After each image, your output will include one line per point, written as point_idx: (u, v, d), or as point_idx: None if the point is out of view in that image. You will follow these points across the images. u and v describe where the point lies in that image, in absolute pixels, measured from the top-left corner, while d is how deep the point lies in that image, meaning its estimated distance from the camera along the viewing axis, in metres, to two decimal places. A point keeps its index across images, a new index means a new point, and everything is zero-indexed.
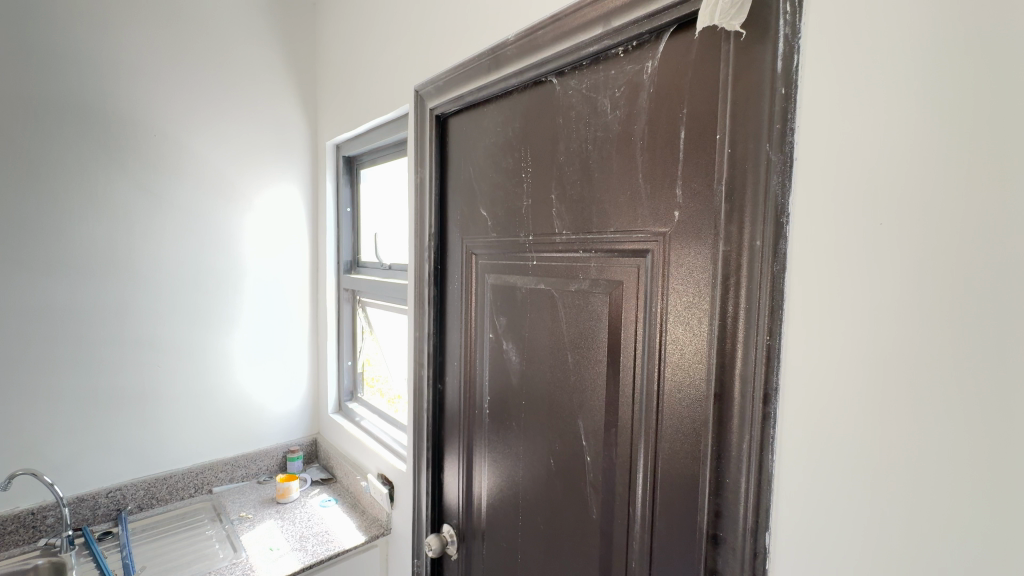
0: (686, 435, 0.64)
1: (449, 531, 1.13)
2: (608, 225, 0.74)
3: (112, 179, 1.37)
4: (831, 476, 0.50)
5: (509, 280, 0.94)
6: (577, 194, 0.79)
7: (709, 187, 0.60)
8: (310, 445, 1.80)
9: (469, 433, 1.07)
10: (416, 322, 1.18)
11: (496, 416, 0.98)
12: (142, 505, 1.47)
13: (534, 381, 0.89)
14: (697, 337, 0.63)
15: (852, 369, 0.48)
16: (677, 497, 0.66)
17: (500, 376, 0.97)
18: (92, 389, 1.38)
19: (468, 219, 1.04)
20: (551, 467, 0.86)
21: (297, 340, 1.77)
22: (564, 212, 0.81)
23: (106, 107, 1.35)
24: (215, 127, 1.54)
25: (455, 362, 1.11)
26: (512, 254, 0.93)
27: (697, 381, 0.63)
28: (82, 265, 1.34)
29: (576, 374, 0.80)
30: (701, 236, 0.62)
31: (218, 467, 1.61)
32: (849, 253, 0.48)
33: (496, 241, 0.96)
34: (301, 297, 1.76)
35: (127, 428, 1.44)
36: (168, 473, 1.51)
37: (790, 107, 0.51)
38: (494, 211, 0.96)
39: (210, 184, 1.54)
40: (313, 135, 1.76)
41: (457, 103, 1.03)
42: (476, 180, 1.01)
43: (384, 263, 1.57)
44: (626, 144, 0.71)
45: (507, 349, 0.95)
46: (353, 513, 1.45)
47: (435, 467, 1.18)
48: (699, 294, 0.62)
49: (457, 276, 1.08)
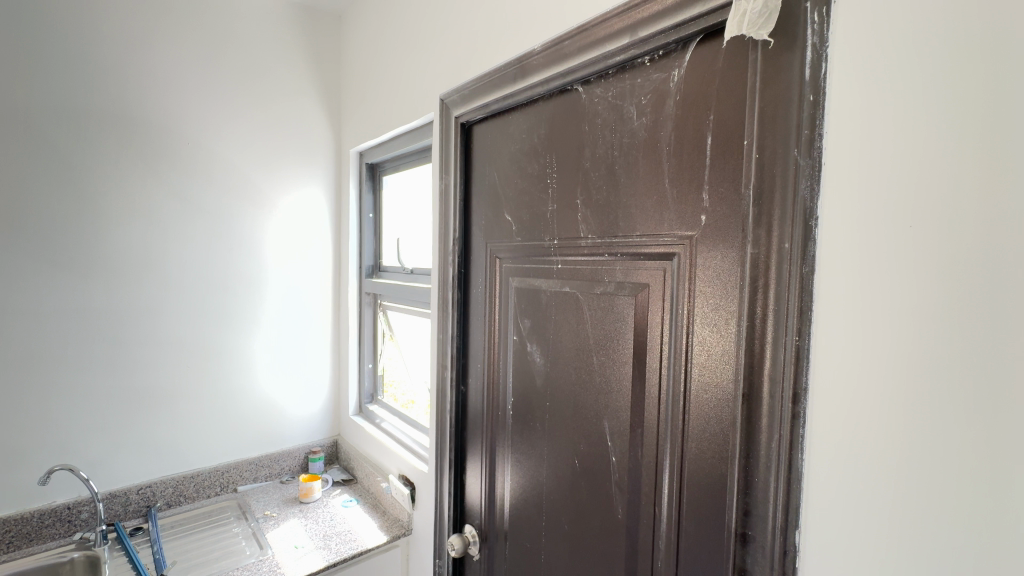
0: (714, 435, 0.65)
1: (471, 532, 1.14)
2: (634, 229, 0.76)
3: (146, 187, 1.43)
4: (858, 476, 0.50)
5: (533, 283, 0.96)
6: (603, 198, 0.80)
7: (737, 191, 0.62)
8: (331, 446, 1.83)
9: (492, 434, 1.09)
10: (439, 325, 1.20)
11: (520, 417, 1.00)
12: (171, 502, 1.51)
13: (557, 384, 0.90)
14: (723, 340, 0.64)
15: (876, 369, 0.49)
16: (705, 496, 0.66)
17: (524, 377, 0.99)
18: (124, 388, 1.43)
19: (492, 224, 1.06)
20: (575, 469, 0.87)
21: (320, 342, 1.80)
22: (589, 217, 0.83)
23: (143, 119, 1.42)
24: (243, 135, 1.59)
25: (477, 365, 1.13)
26: (536, 257, 0.95)
27: (724, 382, 0.64)
28: (119, 269, 1.40)
29: (599, 374, 0.82)
30: (728, 239, 0.63)
31: (242, 466, 1.64)
32: (876, 256, 0.49)
33: (520, 245, 0.98)
34: (324, 301, 1.80)
35: (157, 426, 1.49)
36: (195, 472, 1.55)
37: (819, 113, 0.53)
38: (518, 215, 0.98)
39: (238, 190, 1.59)
40: (336, 142, 1.80)
41: (483, 111, 1.05)
42: (500, 185, 1.03)
43: (406, 267, 1.60)
44: (652, 150, 0.72)
45: (531, 351, 0.96)
46: (374, 513, 1.47)
47: (458, 467, 1.19)
48: (731, 297, 0.63)
49: (481, 278, 1.10)
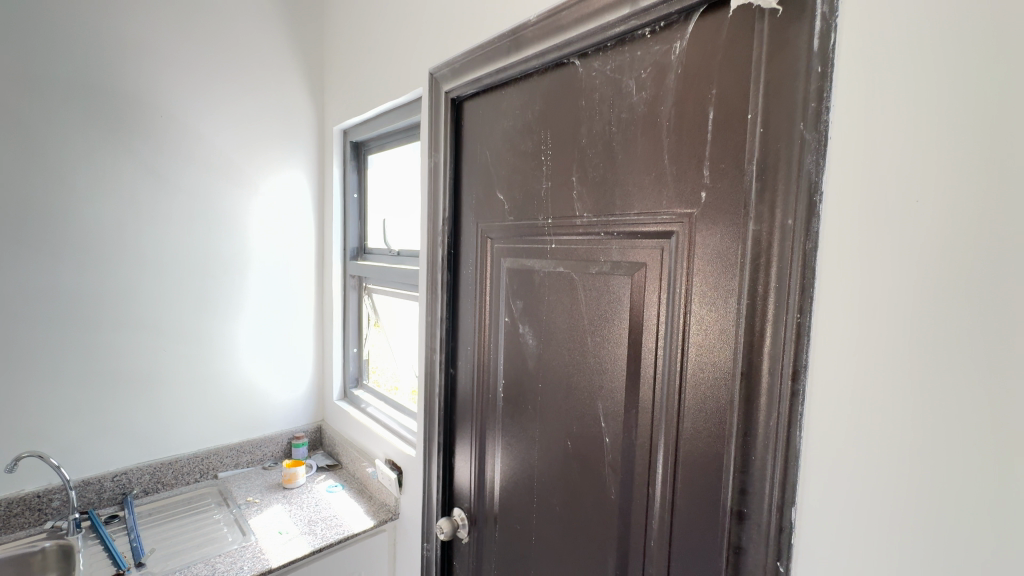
0: (710, 414, 0.65)
1: (460, 515, 1.13)
2: (632, 207, 0.74)
3: (117, 160, 1.35)
4: (857, 454, 0.50)
5: (526, 263, 0.94)
6: (599, 176, 0.78)
7: (739, 168, 0.61)
8: (315, 431, 1.79)
9: (482, 417, 1.07)
10: (428, 307, 1.17)
11: (510, 400, 0.99)
12: (148, 489, 1.45)
13: (549, 366, 0.89)
14: (721, 319, 0.63)
15: (877, 347, 0.48)
16: (700, 476, 0.66)
17: (515, 359, 0.97)
18: (97, 373, 1.37)
19: (483, 203, 1.03)
20: (568, 451, 0.86)
21: (303, 326, 1.76)
22: (585, 195, 0.81)
23: (111, 88, 1.33)
24: (221, 109, 1.52)
25: (467, 348, 1.11)
26: (530, 236, 0.92)
27: (722, 361, 0.64)
28: (89, 247, 1.33)
29: (593, 355, 0.81)
30: (729, 217, 0.62)
31: (223, 453, 1.59)
32: (881, 231, 0.48)
33: (512, 224, 0.96)
34: (307, 283, 1.75)
35: (132, 412, 1.43)
36: (173, 458, 1.50)
37: (826, 86, 0.51)
38: (511, 194, 0.95)
39: (215, 167, 1.52)
40: (318, 119, 1.74)
41: (474, 85, 1.01)
42: (492, 162, 1.00)
43: (392, 249, 1.55)
44: (652, 125, 0.71)
45: (524, 333, 0.95)
46: (360, 498, 1.45)
47: (446, 451, 1.18)
48: (732, 275, 0.62)
49: (471, 259, 1.08)
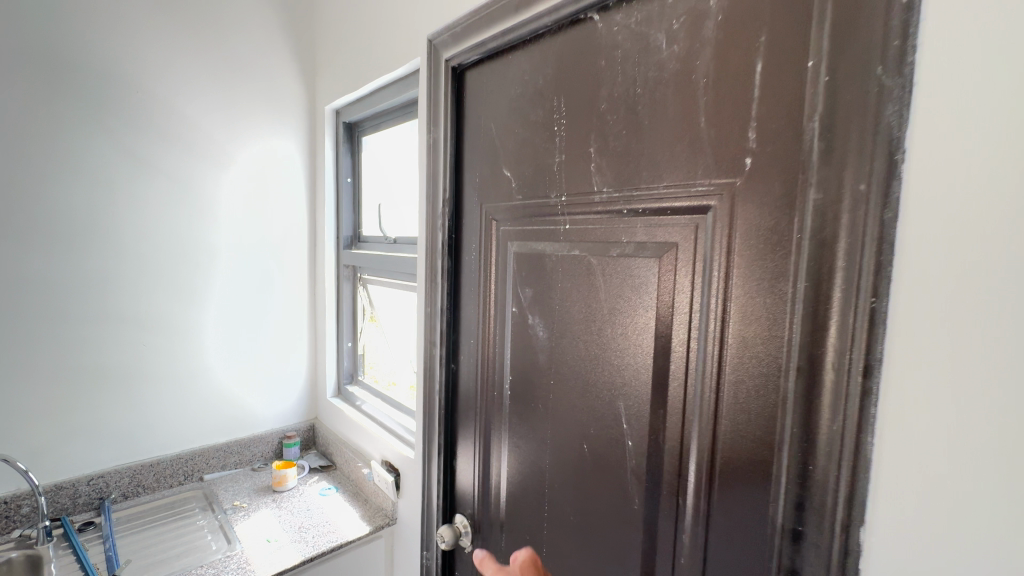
0: (755, 416, 0.56)
1: (462, 522, 1.04)
2: (662, 180, 0.65)
3: (89, 140, 1.25)
4: (948, 468, 0.41)
5: (536, 247, 0.84)
6: (622, 145, 0.69)
7: (795, 127, 0.51)
8: (307, 430, 1.70)
9: (486, 417, 0.98)
10: (427, 297, 1.08)
11: (518, 398, 0.90)
12: (128, 493, 1.36)
13: (563, 362, 0.80)
14: (770, 306, 0.54)
15: (978, 337, 0.40)
16: (741, 487, 0.58)
17: (524, 354, 0.88)
18: (70, 369, 1.27)
19: (487, 182, 0.93)
20: (584, 454, 0.78)
21: (294, 319, 1.66)
22: (605, 167, 0.72)
23: (83, 60, 1.22)
24: (204, 86, 1.41)
25: (469, 342, 1.02)
26: (541, 217, 0.83)
27: (770, 355, 0.55)
28: (60, 233, 1.22)
29: (614, 350, 0.72)
30: (780, 186, 0.53)
31: (209, 453, 1.50)
32: (986, 194, 0.39)
33: (521, 204, 0.86)
34: (298, 274, 1.66)
35: (111, 411, 1.33)
36: (155, 460, 1.40)
37: (913, 19, 0.42)
38: (519, 170, 0.86)
39: (199, 148, 1.42)
40: (310, 100, 1.63)
41: (477, 52, 0.92)
42: (497, 136, 0.90)
43: (388, 237, 1.45)
44: (685, 84, 0.61)
45: (533, 325, 0.86)
46: (354, 502, 1.36)
47: (448, 453, 1.09)
48: (784, 254, 0.53)
49: (474, 244, 0.98)
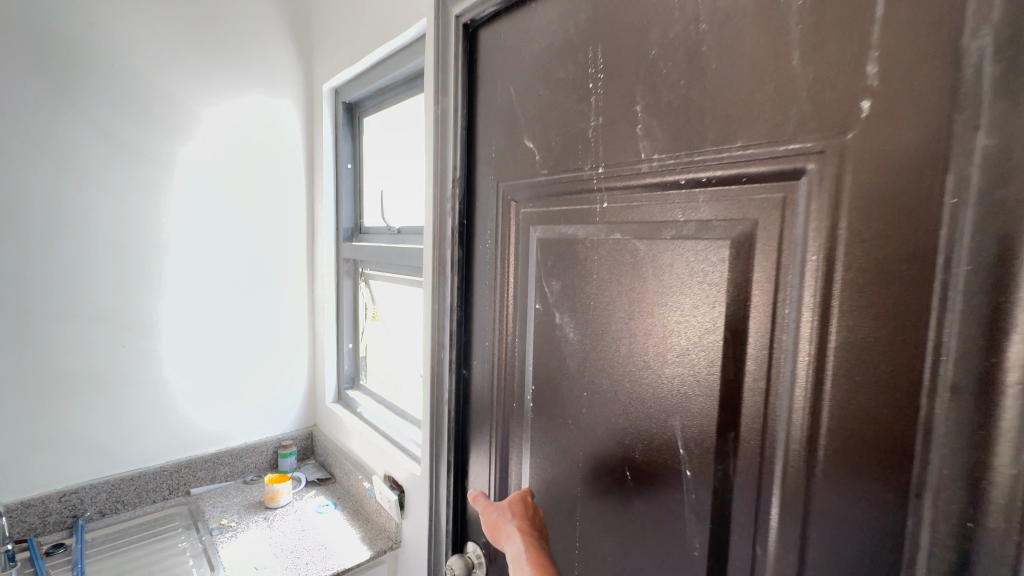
0: (875, 448, 0.42)
1: (475, 552, 0.90)
2: (733, 140, 0.50)
3: (59, 119, 1.12)
4: None
5: (565, 232, 0.70)
6: (679, 99, 0.55)
7: (944, 52, 0.37)
8: (305, 439, 1.57)
9: (504, 432, 0.85)
10: (436, 294, 0.95)
11: (543, 412, 0.76)
12: (104, 511, 1.24)
13: (599, 372, 0.67)
14: (899, 298, 0.41)
15: None
16: (854, 541, 0.44)
17: (550, 360, 0.74)
18: (40, 374, 1.14)
19: (506, 157, 0.80)
20: (626, 484, 0.63)
21: (291, 319, 1.53)
22: (656, 129, 0.58)
23: (52, 30, 1.10)
24: (190, 62, 1.28)
25: (484, 345, 0.88)
26: (571, 195, 0.69)
27: (899, 367, 0.41)
28: (26, 222, 1.10)
29: (666, 359, 0.58)
30: (919, 136, 0.38)
31: (197, 465, 1.37)
32: None
33: (546, 181, 0.72)
34: (295, 270, 1.52)
35: (86, 420, 1.21)
36: (136, 473, 1.28)
37: None
38: (544, 141, 0.72)
39: (184, 131, 1.29)
40: (307, 79, 1.50)
41: (493, 3, 0.78)
42: (517, 102, 0.76)
43: (392, 227, 1.31)
44: (769, 12, 0.47)
45: (562, 325, 0.72)
46: (355, 521, 1.23)
47: (459, 471, 0.96)
48: (926, 228, 0.39)
49: (490, 231, 0.85)
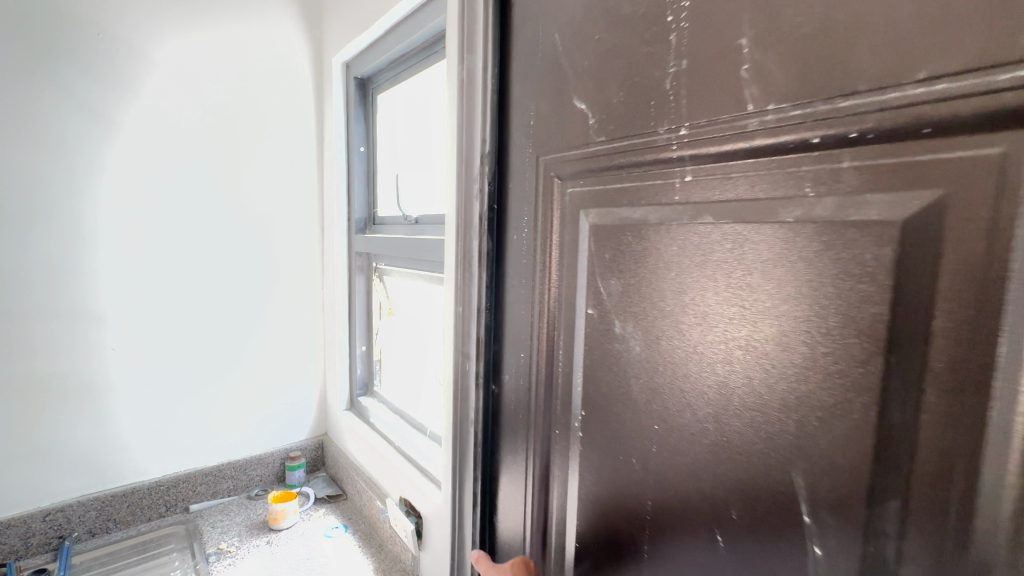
0: None
1: None
2: (908, 75, 0.34)
3: (39, 98, 1.01)
4: None
5: (627, 214, 0.54)
6: (811, 24, 0.38)
7: None
8: (315, 449, 1.45)
9: (544, 464, 0.68)
10: (461, 293, 0.81)
11: (596, 445, 0.60)
12: (94, 530, 1.13)
13: (680, 404, 0.50)
14: None
15: None
16: None
17: (605, 381, 0.58)
18: (21, 380, 1.04)
19: (548, 125, 0.64)
20: (717, 556, 0.47)
21: (301, 319, 1.40)
22: (772, 69, 0.41)
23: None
24: (186, 34, 1.15)
25: (518, 357, 0.73)
26: (637, 167, 0.53)
27: None
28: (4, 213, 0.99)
29: (787, 391, 0.41)
30: None
31: (196, 479, 1.26)
32: None
33: (603, 151, 0.56)
34: (305, 265, 1.40)
35: (74, 431, 1.10)
36: (128, 489, 1.17)
37: None
38: (600, 100, 0.56)
39: (179, 112, 1.16)
40: (317, 54, 1.36)
41: None
42: (565, 54, 0.60)
43: (408, 217, 1.16)
44: None
45: (625, 335, 0.55)
46: (367, 547, 1.09)
47: (488, 503, 0.81)
48: None
49: (528, 218, 0.69)
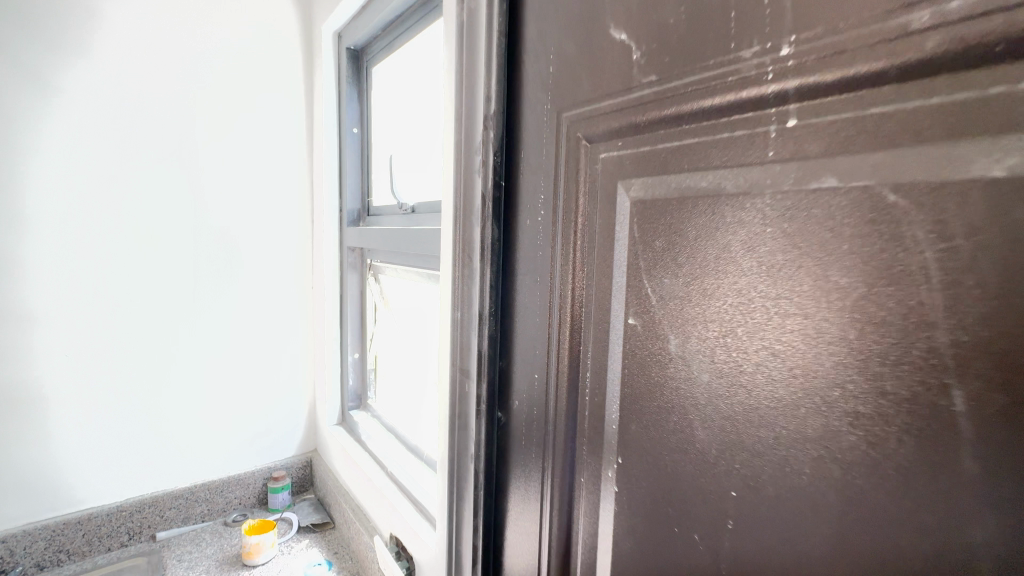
0: None
1: None
2: None
3: None
4: None
5: (688, 187, 0.37)
6: None
7: None
8: (303, 468, 1.31)
9: (564, 517, 0.52)
10: (456, 296, 0.65)
11: (637, 502, 0.43)
12: (43, 563, 1.01)
13: (779, 471, 0.32)
14: None
15: None
16: None
17: (649, 417, 0.42)
18: None
19: (575, 71, 0.48)
20: None
21: (287, 323, 1.28)
22: None
23: None
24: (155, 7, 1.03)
25: (529, 377, 0.57)
26: (701, 117, 0.36)
27: None
28: None
29: (994, 481, 0.23)
30: None
31: (164, 504, 1.13)
32: None
33: (652, 96, 0.39)
34: (293, 265, 1.27)
35: (23, 451, 0.99)
36: (84, 516, 1.05)
37: None
38: (647, 25, 0.40)
39: (148, 94, 1.05)
40: (307, 30, 1.23)
41: None
42: None
43: (403, 207, 1.01)
44: None
45: (681, 354, 0.38)
46: None
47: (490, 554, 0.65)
48: None
49: (544, 197, 0.53)
